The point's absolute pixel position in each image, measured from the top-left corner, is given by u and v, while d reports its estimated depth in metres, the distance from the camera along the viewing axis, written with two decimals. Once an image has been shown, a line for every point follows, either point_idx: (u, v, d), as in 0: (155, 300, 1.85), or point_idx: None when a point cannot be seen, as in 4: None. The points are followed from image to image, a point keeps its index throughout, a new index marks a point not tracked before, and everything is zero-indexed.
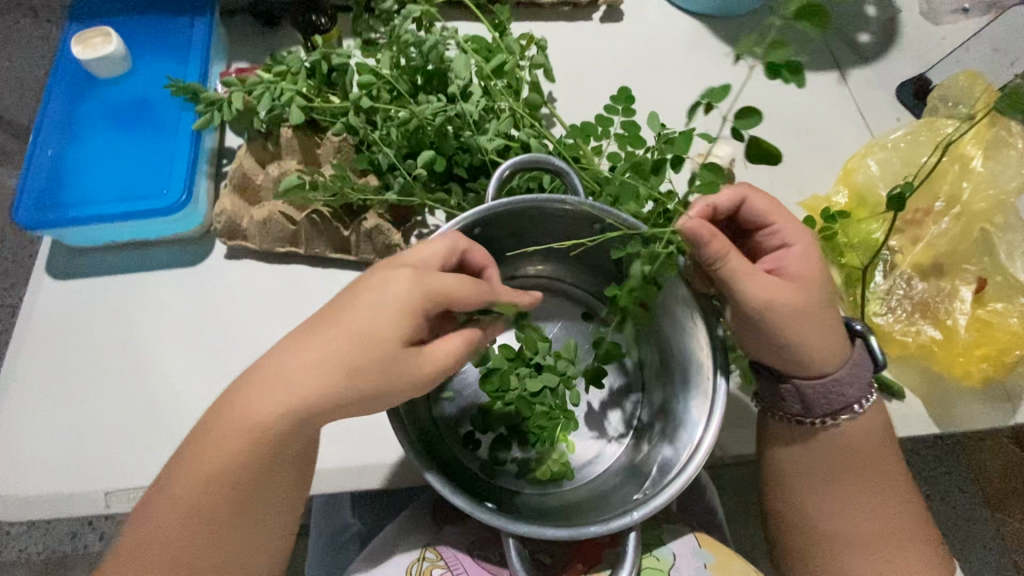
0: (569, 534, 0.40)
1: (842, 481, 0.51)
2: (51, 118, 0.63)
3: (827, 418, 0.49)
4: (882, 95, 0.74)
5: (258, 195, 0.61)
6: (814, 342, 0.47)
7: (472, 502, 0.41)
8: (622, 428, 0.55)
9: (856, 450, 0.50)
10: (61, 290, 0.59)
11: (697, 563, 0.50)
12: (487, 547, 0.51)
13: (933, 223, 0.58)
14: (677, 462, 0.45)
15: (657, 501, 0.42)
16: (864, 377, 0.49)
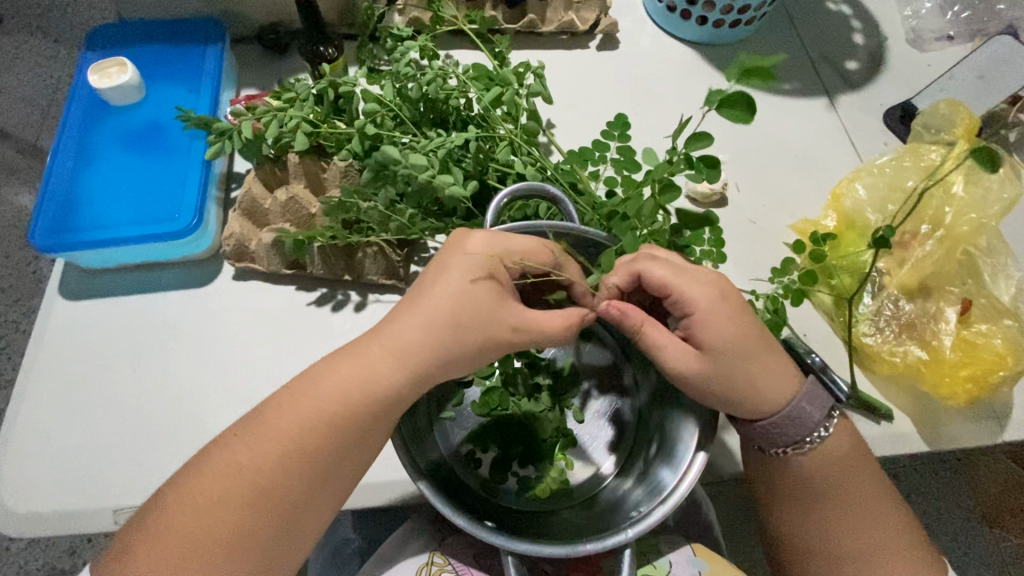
0: (566, 551, 0.41)
1: (844, 506, 0.49)
2: (66, 144, 0.65)
3: (790, 448, 0.49)
4: (871, 121, 0.76)
5: (266, 218, 0.63)
6: (762, 383, 0.47)
7: (474, 522, 0.42)
8: (619, 446, 0.57)
9: (848, 485, 0.49)
10: (75, 310, 0.61)
11: (693, 571, 0.51)
12: (491, 556, 0.53)
13: (920, 245, 0.60)
14: (669, 481, 0.46)
15: (652, 518, 0.43)
16: (817, 410, 0.49)
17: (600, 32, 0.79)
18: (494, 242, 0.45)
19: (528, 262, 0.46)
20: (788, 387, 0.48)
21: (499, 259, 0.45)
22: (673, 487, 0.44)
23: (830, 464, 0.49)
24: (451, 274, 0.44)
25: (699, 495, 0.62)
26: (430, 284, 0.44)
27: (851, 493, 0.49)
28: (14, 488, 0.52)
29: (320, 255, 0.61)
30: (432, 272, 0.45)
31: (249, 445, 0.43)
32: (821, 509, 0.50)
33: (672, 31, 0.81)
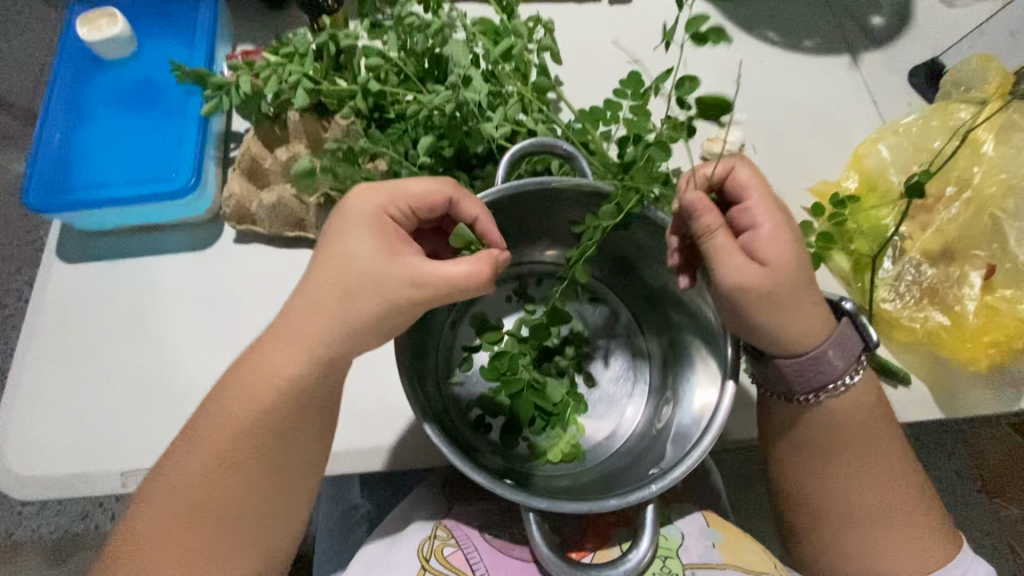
0: (589, 508, 0.41)
1: (850, 465, 0.49)
2: (57, 101, 0.63)
3: (811, 395, 0.48)
4: (896, 80, 0.73)
5: (267, 179, 0.61)
6: (793, 324, 0.46)
7: (493, 479, 0.42)
8: (632, 408, 0.56)
9: (863, 439, 0.49)
10: (73, 273, 0.59)
11: (707, 542, 0.51)
12: (496, 527, 0.51)
13: (944, 208, 0.58)
14: (693, 437, 0.46)
15: (675, 474, 0.42)
16: (848, 354, 0.48)
17: None
18: (376, 193, 0.44)
19: (419, 209, 0.46)
20: (823, 329, 0.47)
21: (387, 210, 0.44)
22: (697, 442, 0.43)
23: (842, 417, 0.49)
24: (344, 239, 0.43)
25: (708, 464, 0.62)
26: (322, 252, 0.44)
27: (862, 450, 0.49)
28: (19, 451, 0.52)
29: (324, 216, 0.59)
30: (324, 244, 0.44)
31: (259, 406, 0.43)
32: (837, 471, 0.49)
33: None
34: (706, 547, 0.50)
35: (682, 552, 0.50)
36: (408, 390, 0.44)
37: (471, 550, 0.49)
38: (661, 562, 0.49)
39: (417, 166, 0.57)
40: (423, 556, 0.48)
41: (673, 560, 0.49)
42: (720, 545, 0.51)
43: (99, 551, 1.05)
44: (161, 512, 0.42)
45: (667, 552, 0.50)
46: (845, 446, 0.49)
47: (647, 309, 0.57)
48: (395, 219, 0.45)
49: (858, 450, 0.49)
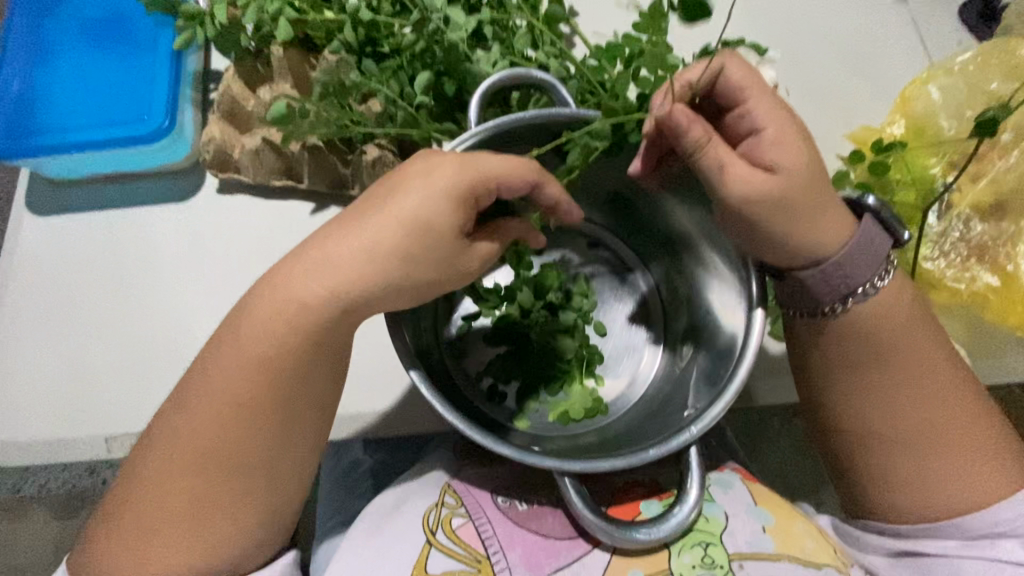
0: (624, 463, 0.38)
1: (897, 396, 0.44)
2: (16, 34, 0.56)
3: (836, 303, 0.43)
4: (947, 15, 0.65)
5: (249, 122, 0.55)
6: (816, 225, 0.40)
7: (518, 448, 0.38)
8: (649, 353, 0.52)
9: (902, 360, 0.44)
10: (45, 225, 0.55)
11: (755, 525, 0.44)
12: (512, 492, 0.46)
13: (1000, 157, 0.52)
14: (725, 369, 0.41)
15: (713, 412, 0.39)
16: (875, 252, 0.42)
17: None
18: (465, 163, 0.37)
19: (505, 190, 0.38)
20: (843, 226, 0.41)
21: (471, 188, 0.37)
22: (731, 375, 0.39)
23: (877, 335, 0.43)
24: (407, 194, 0.37)
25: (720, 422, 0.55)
26: (384, 199, 0.38)
27: (908, 376, 0.44)
28: None
29: (314, 163, 0.54)
30: (389, 186, 0.39)
31: (241, 369, 0.38)
32: (882, 400, 0.44)
33: None
34: (756, 532, 0.43)
35: (726, 538, 0.43)
36: (390, 328, 0.41)
37: (482, 521, 0.44)
38: (701, 548, 0.43)
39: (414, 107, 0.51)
40: (429, 529, 0.43)
41: (716, 547, 0.43)
42: (771, 530, 0.43)
43: (106, 509, 1.05)
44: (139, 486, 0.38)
45: (710, 538, 0.43)
46: (885, 364, 0.44)
47: (654, 250, 0.53)
48: (475, 198, 0.38)
49: (899, 370, 0.44)
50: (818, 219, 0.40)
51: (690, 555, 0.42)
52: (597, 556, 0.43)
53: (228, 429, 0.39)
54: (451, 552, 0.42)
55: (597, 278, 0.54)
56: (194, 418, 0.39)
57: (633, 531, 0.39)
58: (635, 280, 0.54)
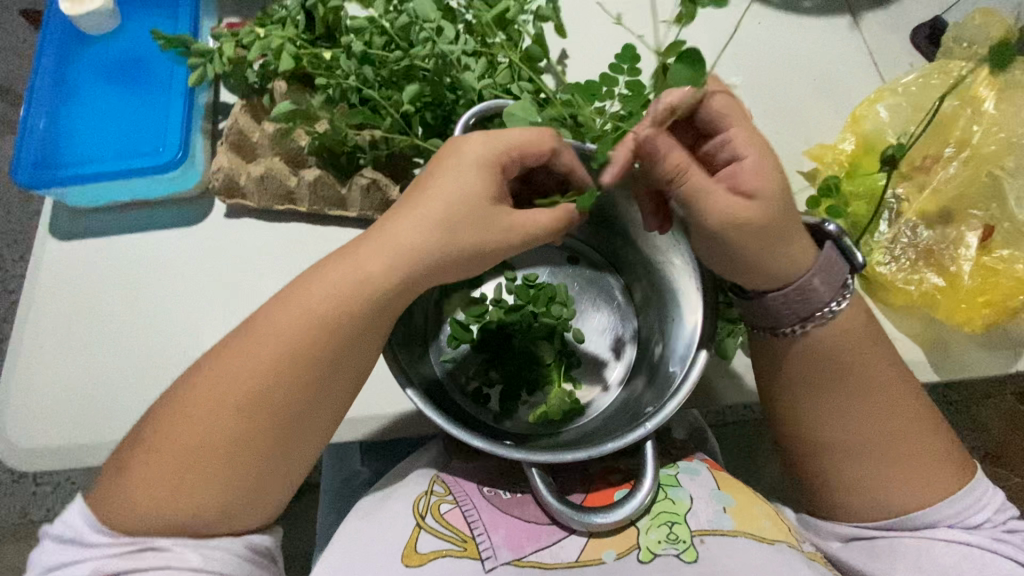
0: (588, 455, 0.42)
1: (849, 403, 0.48)
2: (42, 77, 0.62)
3: (799, 325, 0.48)
4: (898, 40, 0.71)
5: (255, 152, 0.61)
6: (778, 253, 0.45)
7: (492, 442, 0.42)
8: (624, 360, 0.56)
9: (857, 368, 0.48)
10: (67, 249, 0.59)
11: (717, 506, 0.48)
12: (494, 484, 0.50)
13: (942, 168, 0.57)
14: (682, 369, 0.45)
15: (669, 409, 0.43)
16: (833, 282, 0.47)
17: None
18: (491, 138, 0.42)
19: (527, 158, 0.43)
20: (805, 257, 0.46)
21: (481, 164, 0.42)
22: (686, 373, 0.44)
23: (834, 352, 0.48)
24: (429, 184, 0.42)
25: (698, 421, 0.58)
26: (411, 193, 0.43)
27: (860, 383, 0.48)
28: (21, 422, 0.53)
29: (312, 190, 0.58)
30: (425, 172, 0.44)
31: (243, 369, 0.42)
32: (836, 405, 0.48)
33: None
34: (717, 512, 0.48)
35: (689, 516, 0.47)
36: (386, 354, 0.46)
37: (470, 507, 0.48)
38: (667, 526, 0.47)
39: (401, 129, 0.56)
40: (418, 513, 0.47)
41: (680, 526, 0.47)
42: (731, 510, 0.48)
43: None
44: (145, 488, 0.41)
45: (675, 518, 0.47)
46: (843, 380, 0.48)
47: (625, 263, 0.57)
48: (504, 165, 0.43)
49: (852, 383, 0.48)
50: (768, 224, 0.44)
51: (656, 532, 0.47)
52: (575, 541, 0.46)
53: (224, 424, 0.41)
54: (440, 533, 0.46)
55: (573, 288, 0.58)
56: (189, 414, 0.41)
57: (592, 515, 0.43)
58: (611, 288, 0.58)
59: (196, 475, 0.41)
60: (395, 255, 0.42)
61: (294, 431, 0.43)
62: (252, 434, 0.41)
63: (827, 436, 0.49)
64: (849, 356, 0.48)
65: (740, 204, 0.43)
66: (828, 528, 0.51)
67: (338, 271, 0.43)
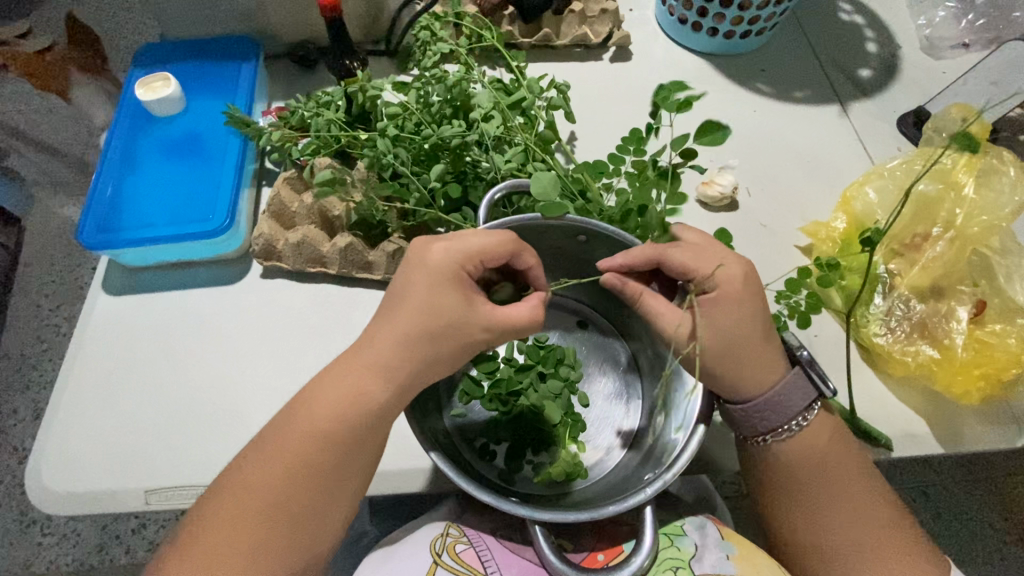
0: (590, 516, 0.43)
1: (831, 501, 0.48)
2: (112, 151, 0.70)
3: (766, 435, 0.50)
4: (884, 126, 0.78)
5: (293, 220, 0.67)
6: (744, 367, 0.48)
7: (498, 497, 0.44)
8: (630, 425, 0.58)
9: (832, 467, 0.49)
10: (116, 304, 0.65)
11: (720, 554, 0.49)
12: (509, 529, 0.53)
13: (930, 247, 0.60)
14: (682, 437, 0.47)
15: (668, 474, 0.44)
16: (798, 401, 0.49)
17: (613, 44, 0.83)
18: (452, 246, 0.47)
19: (488, 262, 0.47)
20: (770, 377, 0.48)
21: (461, 266, 0.47)
22: (685, 444, 0.45)
23: (811, 455, 0.49)
24: (415, 282, 0.46)
25: (706, 486, 0.59)
26: (391, 296, 0.47)
27: (842, 480, 0.49)
28: (57, 466, 0.56)
29: (344, 254, 0.63)
30: (400, 279, 0.48)
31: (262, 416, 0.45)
32: (820, 500, 0.49)
33: (682, 42, 0.84)
34: (720, 559, 0.49)
35: (693, 562, 0.49)
36: (408, 410, 0.49)
37: (483, 548, 0.50)
38: (671, 571, 0.49)
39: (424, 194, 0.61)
40: (435, 552, 0.49)
41: (685, 571, 0.49)
42: (734, 558, 0.49)
43: None
44: None
45: (679, 564, 0.49)
46: (822, 480, 0.49)
47: (627, 327, 0.60)
48: (467, 273, 0.47)
49: (834, 483, 0.49)
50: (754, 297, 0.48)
51: None
52: None
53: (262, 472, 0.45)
54: (456, 570, 0.48)
55: (581, 350, 0.61)
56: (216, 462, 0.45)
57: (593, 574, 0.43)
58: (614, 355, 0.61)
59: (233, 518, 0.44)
60: (378, 344, 0.46)
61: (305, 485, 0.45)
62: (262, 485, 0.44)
63: (801, 531, 0.49)
64: (830, 456, 0.49)
65: (735, 279, 0.48)
66: None
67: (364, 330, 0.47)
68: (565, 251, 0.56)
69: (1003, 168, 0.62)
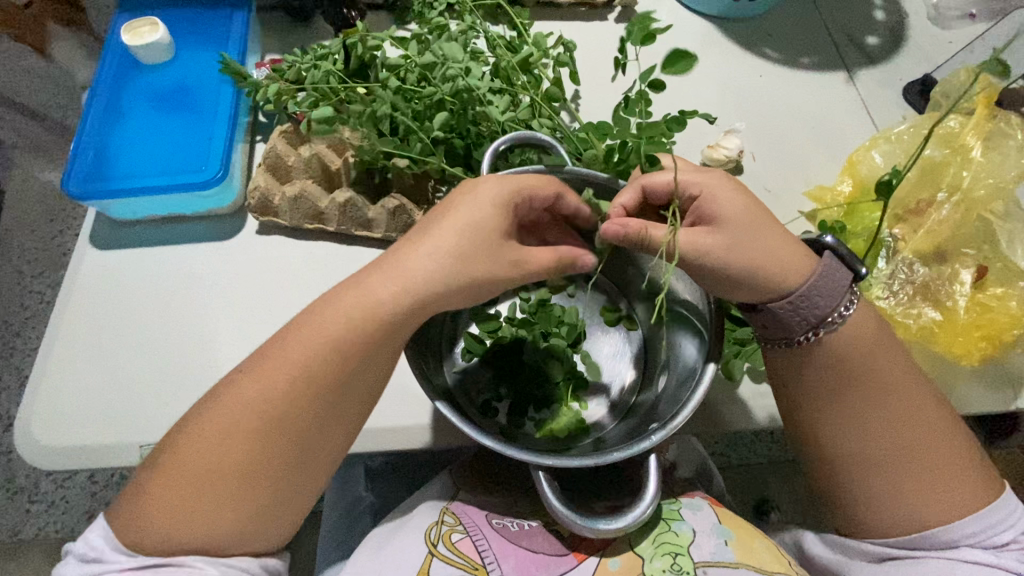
0: (594, 462, 0.42)
1: (879, 410, 0.49)
2: (98, 100, 0.67)
3: (813, 330, 0.49)
4: (890, 94, 0.77)
5: (289, 175, 0.65)
6: (778, 255, 0.47)
7: (502, 442, 0.43)
8: (633, 384, 0.57)
9: (884, 377, 0.49)
10: (104, 258, 0.63)
11: (718, 539, 0.51)
12: (504, 516, 0.52)
13: (935, 211, 0.60)
14: (688, 387, 0.47)
15: (673, 423, 0.44)
16: (839, 285, 0.48)
17: (618, 3, 0.81)
18: (506, 180, 0.46)
19: (537, 199, 0.46)
20: (806, 264, 0.48)
21: (512, 196, 0.45)
22: (690, 394, 0.45)
23: (850, 348, 0.49)
24: (460, 206, 0.45)
25: (704, 458, 0.67)
26: (431, 222, 0.45)
27: (891, 388, 0.49)
28: (42, 422, 0.54)
29: (342, 210, 0.62)
30: (444, 205, 0.46)
31: (256, 369, 0.44)
32: (870, 412, 0.49)
33: (690, 4, 0.82)
34: (718, 545, 0.50)
35: (692, 549, 0.50)
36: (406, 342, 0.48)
37: (479, 537, 0.50)
38: (670, 557, 0.49)
39: (428, 145, 0.59)
40: (430, 542, 0.49)
41: (683, 556, 0.49)
42: (732, 543, 0.51)
43: None
44: (154, 482, 0.42)
45: (678, 549, 0.50)
46: (876, 389, 0.49)
47: (630, 287, 0.59)
48: (515, 207, 0.45)
49: (888, 396, 0.49)
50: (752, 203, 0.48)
51: (661, 561, 0.49)
52: (590, 560, 0.50)
53: (249, 431, 0.43)
54: (452, 560, 0.48)
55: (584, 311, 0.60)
56: (208, 418, 0.43)
57: (597, 520, 0.43)
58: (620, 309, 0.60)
59: (218, 479, 0.42)
60: (411, 262, 0.44)
61: (302, 438, 0.44)
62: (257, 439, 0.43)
63: (849, 444, 0.49)
64: (876, 353, 0.49)
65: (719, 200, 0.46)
66: (858, 547, 0.50)
67: (345, 280, 0.45)
68: None
69: (1011, 132, 0.62)
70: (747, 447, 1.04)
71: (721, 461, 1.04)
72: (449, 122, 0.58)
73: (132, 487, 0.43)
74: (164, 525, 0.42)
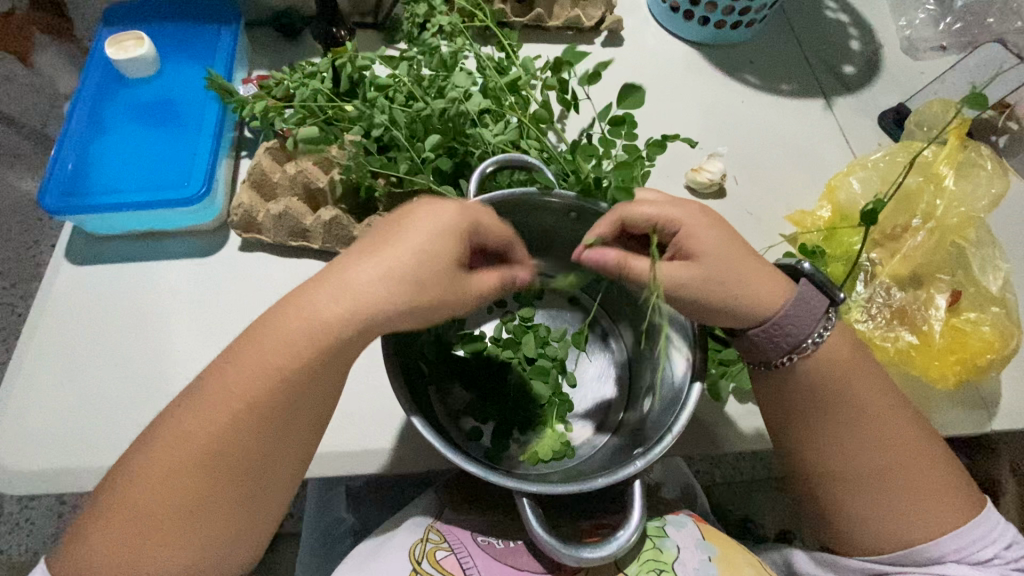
0: (577, 488, 0.42)
1: (860, 430, 0.49)
2: (79, 112, 0.66)
3: (791, 355, 0.49)
4: (866, 122, 0.79)
5: (274, 191, 0.64)
6: (753, 284, 0.47)
7: (485, 467, 0.43)
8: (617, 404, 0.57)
9: (865, 403, 0.49)
10: (80, 273, 0.61)
11: (702, 556, 0.51)
12: (490, 534, 0.51)
13: (911, 236, 0.62)
14: (673, 410, 0.47)
15: (658, 448, 0.44)
16: (815, 312, 0.49)
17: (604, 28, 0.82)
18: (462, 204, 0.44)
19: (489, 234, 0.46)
20: (780, 290, 0.48)
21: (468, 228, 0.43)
22: (674, 418, 0.45)
23: (826, 374, 0.49)
24: (414, 224, 0.43)
25: (688, 477, 0.67)
26: (382, 236, 0.43)
27: (870, 409, 0.49)
28: (9, 443, 0.52)
29: (328, 228, 0.61)
30: (397, 219, 0.44)
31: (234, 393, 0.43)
32: (852, 433, 0.49)
33: (674, 30, 0.84)
34: (702, 561, 0.50)
35: (677, 566, 0.50)
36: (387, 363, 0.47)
37: (465, 555, 0.49)
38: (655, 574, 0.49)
39: (417, 162, 0.60)
40: (415, 559, 0.48)
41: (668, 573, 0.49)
42: (716, 559, 0.50)
43: None
44: (124, 508, 0.41)
45: (664, 567, 0.49)
46: (854, 410, 0.49)
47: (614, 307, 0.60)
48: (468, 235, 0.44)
49: (866, 415, 0.49)
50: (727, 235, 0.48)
51: None
52: None
53: (225, 455, 0.42)
54: None
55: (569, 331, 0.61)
56: (182, 443, 0.42)
57: (582, 548, 0.42)
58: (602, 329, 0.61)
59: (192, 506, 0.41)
60: (358, 278, 0.41)
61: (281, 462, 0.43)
62: (232, 463, 0.42)
63: (832, 464, 0.50)
64: (853, 376, 0.50)
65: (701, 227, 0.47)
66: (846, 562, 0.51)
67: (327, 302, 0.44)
68: (557, 231, 0.55)
69: (981, 162, 0.64)
70: (731, 465, 1.04)
71: (705, 480, 1.04)
72: (438, 140, 0.58)
73: (101, 514, 0.41)
74: (136, 555, 0.40)
